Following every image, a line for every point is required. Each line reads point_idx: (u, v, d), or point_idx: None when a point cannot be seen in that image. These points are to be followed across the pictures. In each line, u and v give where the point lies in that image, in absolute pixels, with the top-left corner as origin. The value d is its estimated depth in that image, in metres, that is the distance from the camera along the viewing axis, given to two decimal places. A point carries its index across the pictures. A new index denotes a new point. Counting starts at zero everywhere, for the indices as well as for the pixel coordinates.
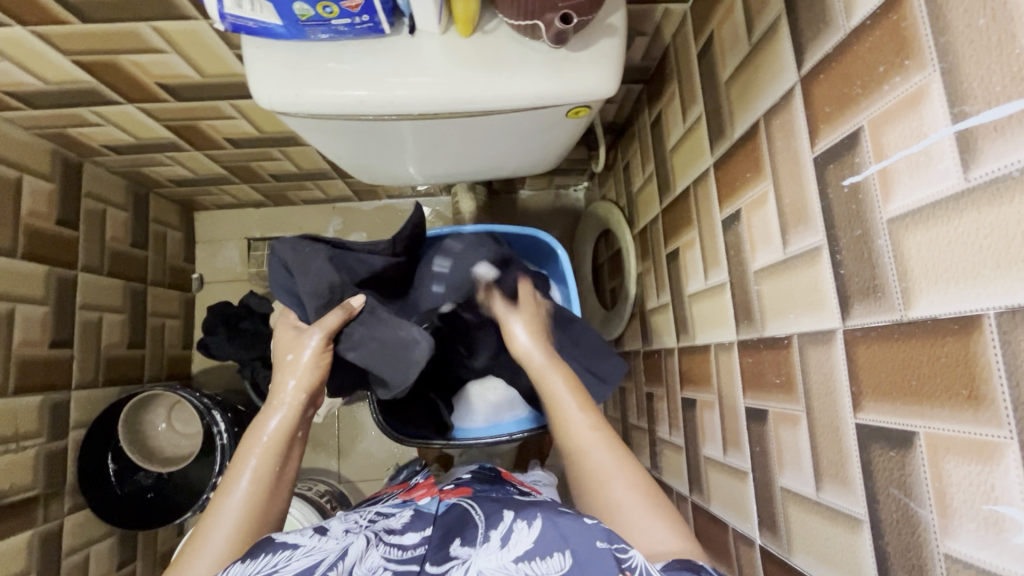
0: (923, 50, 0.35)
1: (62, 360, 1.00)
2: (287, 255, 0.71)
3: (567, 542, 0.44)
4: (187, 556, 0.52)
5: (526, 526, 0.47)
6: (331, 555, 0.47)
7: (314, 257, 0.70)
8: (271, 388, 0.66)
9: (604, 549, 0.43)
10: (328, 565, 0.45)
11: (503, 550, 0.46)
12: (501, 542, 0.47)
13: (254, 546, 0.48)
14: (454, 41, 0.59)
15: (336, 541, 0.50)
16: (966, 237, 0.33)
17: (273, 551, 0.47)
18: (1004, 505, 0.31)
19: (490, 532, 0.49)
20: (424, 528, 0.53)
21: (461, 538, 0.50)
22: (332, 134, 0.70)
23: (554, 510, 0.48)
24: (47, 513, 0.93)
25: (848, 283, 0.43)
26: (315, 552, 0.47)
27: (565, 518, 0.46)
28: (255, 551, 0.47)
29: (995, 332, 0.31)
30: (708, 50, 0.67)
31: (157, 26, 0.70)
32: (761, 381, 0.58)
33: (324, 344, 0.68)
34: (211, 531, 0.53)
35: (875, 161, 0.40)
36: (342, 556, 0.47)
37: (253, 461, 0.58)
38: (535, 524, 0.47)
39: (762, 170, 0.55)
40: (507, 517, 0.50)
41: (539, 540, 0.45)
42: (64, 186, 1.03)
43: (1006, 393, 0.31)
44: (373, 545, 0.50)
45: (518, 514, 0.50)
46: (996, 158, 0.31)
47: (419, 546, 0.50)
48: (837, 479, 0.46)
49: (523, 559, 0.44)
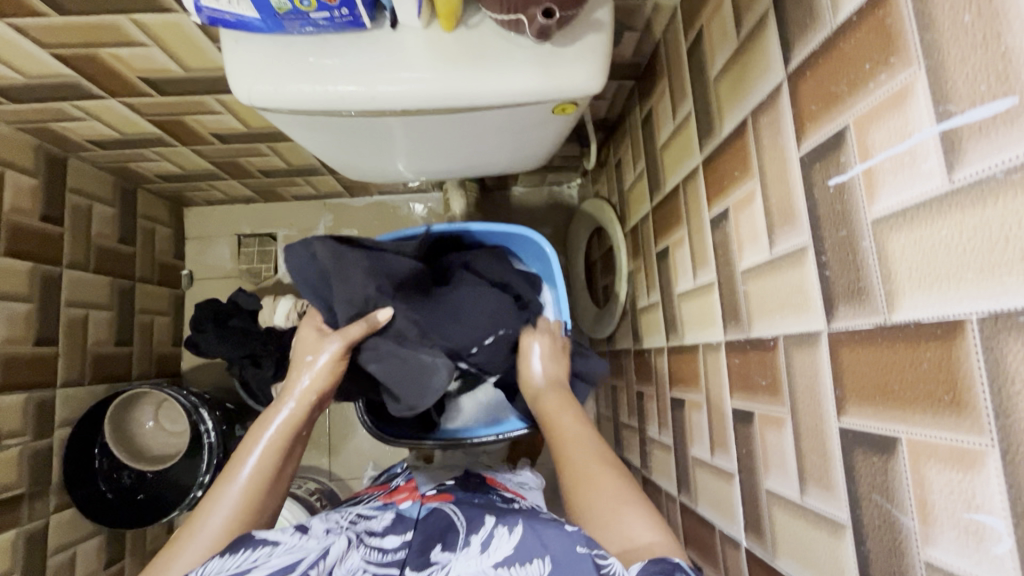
0: (908, 47, 0.34)
1: (46, 358, 0.99)
2: (326, 259, 0.66)
3: (548, 548, 0.44)
4: (178, 543, 0.51)
5: (507, 532, 0.48)
6: (311, 554, 0.45)
7: (356, 268, 0.66)
8: (284, 382, 0.65)
9: (583, 554, 0.42)
10: (308, 565, 0.44)
11: (483, 555, 0.46)
12: (482, 547, 0.47)
13: (234, 540, 0.46)
14: (437, 36, 0.58)
15: (317, 540, 0.48)
16: (949, 240, 0.32)
17: (253, 547, 0.45)
18: (985, 514, 0.31)
19: (471, 538, 0.49)
20: (404, 532, 0.54)
21: (440, 543, 0.50)
22: (316, 130, 0.69)
23: (534, 518, 0.48)
24: (32, 512, 0.92)
25: (833, 285, 0.42)
26: (296, 549, 0.45)
27: (546, 526, 0.46)
28: (236, 546, 0.45)
29: (978, 337, 0.31)
30: (697, 46, 0.66)
31: (137, 19, 0.68)
32: (748, 382, 0.57)
33: (342, 353, 0.66)
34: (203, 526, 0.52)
35: (860, 160, 0.39)
36: (324, 555, 0.46)
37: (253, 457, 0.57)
38: (515, 530, 0.47)
39: (750, 169, 0.54)
40: (488, 524, 0.51)
41: (520, 546, 0.45)
42: (49, 182, 1.02)
43: (988, 400, 0.30)
44: (354, 546, 0.50)
45: (499, 521, 0.50)
46: (980, 159, 0.30)
47: (399, 550, 0.51)
48: (820, 483, 0.45)
49: (502, 565, 0.44)
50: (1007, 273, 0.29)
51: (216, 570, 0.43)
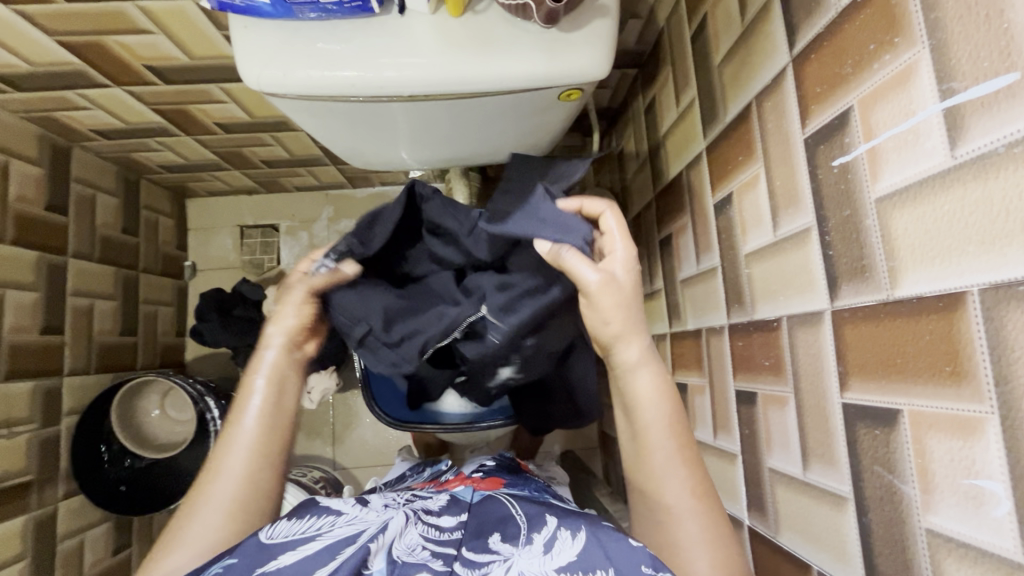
0: (912, 27, 0.35)
1: (53, 346, 0.99)
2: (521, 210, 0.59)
3: (611, 561, 0.44)
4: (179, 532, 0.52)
5: (570, 537, 0.48)
6: (372, 527, 0.48)
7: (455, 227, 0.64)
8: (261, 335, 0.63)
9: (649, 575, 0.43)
10: (369, 537, 0.46)
11: (546, 556, 0.45)
12: (545, 548, 0.47)
13: (300, 507, 0.51)
14: (445, 22, 0.58)
15: (378, 513, 0.51)
16: (951, 215, 0.33)
17: (318, 515, 0.50)
18: (985, 479, 0.32)
19: (532, 535, 0.49)
20: (460, 513, 0.54)
21: (499, 532, 0.50)
22: (323, 118, 0.70)
23: (597, 524, 0.49)
24: (42, 498, 0.93)
25: (837, 263, 0.43)
26: (357, 521, 0.50)
27: (610, 535, 0.47)
28: (301, 512, 0.50)
29: (978, 309, 0.32)
30: (701, 33, 0.66)
31: (143, 6, 0.68)
32: (752, 363, 0.58)
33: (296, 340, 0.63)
34: (204, 510, 0.53)
35: (864, 140, 0.40)
36: (383, 529, 0.48)
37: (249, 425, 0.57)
38: (579, 536, 0.47)
39: (753, 153, 0.55)
40: (550, 523, 0.50)
41: (584, 556, 0.45)
42: (53, 171, 1.02)
43: (988, 369, 0.31)
44: (411, 522, 0.51)
45: (561, 521, 0.50)
46: (985, 133, 0.31)
47: (455, 531, 0.51)
48: (823, 459, 0.46)
49: (565, 570, 0.44)
50: (1006, 247, 0.30)
51: (285, 531, 0.47)
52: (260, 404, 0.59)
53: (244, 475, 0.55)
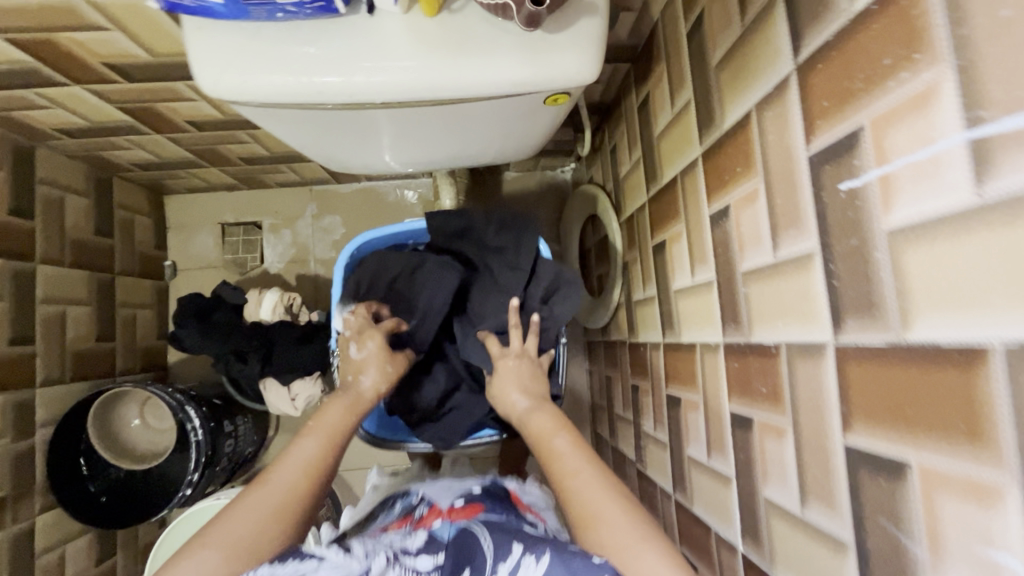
0: (935, 42, 0.31)
1: (24, 357, 0.95)
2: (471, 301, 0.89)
3: None
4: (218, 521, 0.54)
5: (534, 562, 0.46)
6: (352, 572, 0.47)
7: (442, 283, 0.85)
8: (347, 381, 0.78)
9: None
10: None
11: None
12: None
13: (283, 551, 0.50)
14: (418, 22, 0.53)
15: (358, 560, 0.49)
16: (974, 260, 0.30)
17: (300, 558, 0.48)
18: (1002, 552, 0.29)
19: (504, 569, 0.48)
20: (436, 553, 0.53)
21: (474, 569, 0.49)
22: (293, 123, 0.65)
23: (563, 548, 0.46)
24: (16, 514, 0.90)
25: (841, 296, 0.40)
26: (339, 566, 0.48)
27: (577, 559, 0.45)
28: (284, 556, 0.48)
29: (1002, 368, 0.28)
30: (697, 30, 0.62)
31: (93, 1, 0.63)
32: (748, 387, 0.55)
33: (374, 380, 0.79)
34: (245, 509, 0.56)
35: (876, 165, 0.36)
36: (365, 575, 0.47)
37: (306, 446, 0.63)
38: (543, 560, 0.45)
39: (752, 166, 0.51)
40: (520, 552, 0.49)
41: None
42: (16, 174, 0.97)
43: (1011, 435, 0.28)
44: (390, 566, 0.50)
45: (527, 547, 0.48)
46: (1017, 173, 0.27)
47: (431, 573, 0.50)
48: (823, 499, 0.43)
49: None
50: None
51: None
52: (322, 432, 0.66)
53: (290, 490, 0.59)
